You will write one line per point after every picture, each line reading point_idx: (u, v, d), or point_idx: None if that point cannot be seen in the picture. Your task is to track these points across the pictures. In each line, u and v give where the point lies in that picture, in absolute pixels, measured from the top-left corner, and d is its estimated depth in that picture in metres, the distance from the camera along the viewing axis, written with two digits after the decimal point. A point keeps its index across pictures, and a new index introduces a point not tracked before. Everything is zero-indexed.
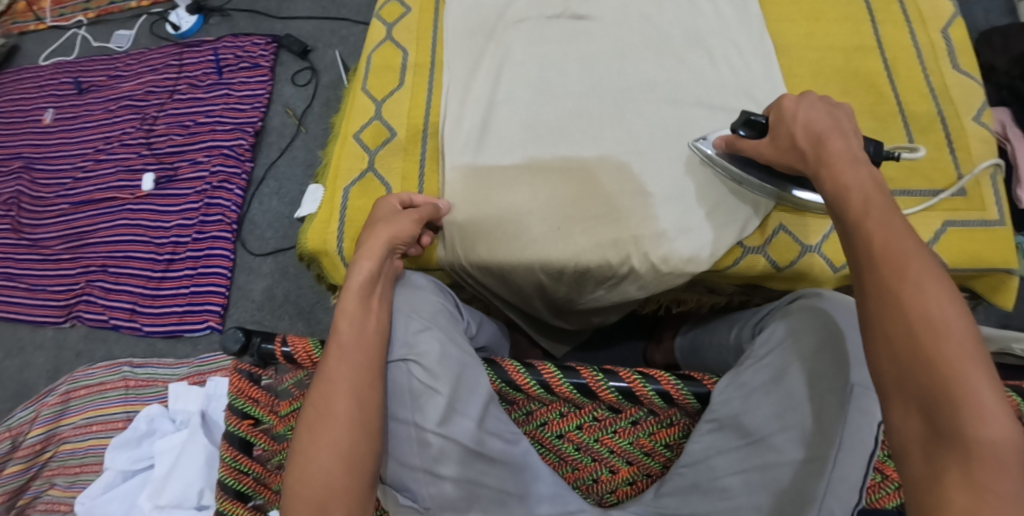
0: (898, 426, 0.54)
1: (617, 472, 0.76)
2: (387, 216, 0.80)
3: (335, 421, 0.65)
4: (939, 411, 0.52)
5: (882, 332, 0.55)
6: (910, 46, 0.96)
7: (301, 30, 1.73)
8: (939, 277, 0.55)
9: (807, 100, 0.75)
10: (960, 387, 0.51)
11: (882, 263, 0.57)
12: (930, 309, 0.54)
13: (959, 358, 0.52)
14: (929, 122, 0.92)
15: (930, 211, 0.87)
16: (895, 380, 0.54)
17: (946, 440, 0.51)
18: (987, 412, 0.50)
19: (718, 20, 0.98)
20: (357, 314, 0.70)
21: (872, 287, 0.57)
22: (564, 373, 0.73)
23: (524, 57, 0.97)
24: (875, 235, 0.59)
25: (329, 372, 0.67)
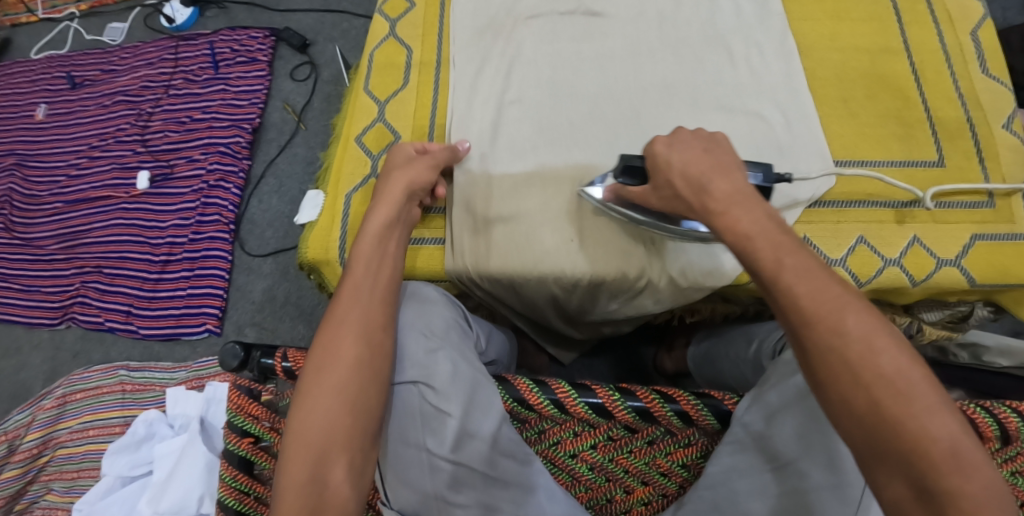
0: (885, 487, 0.53)
1: (631, 492, 0.71)
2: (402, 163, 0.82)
3: (342, 366, 0.64)
4: (922, 470, 0.52)
5: (842, 395, 0.55)
6: (938, 48, 0.93)
7: (300, 23, 1.68)
8: (877, 327, 0.55)
9: (679, 141, 0.70)
10: (934, 442, 0.52)
11: (817, 321, 0.56)
12: (883, 364, 0.54)
13: (924, 411, 0.53)
14: (957, 129, 0.88)
15: (958, 223, 0.84)
16: (867, 443, 0.54)
17: (937, 497, 0.51)
18: (966, 464, 0.51)
19: (738, 18, 0.94)
20: (373, 256, 0.72)
21: (814, 347, 0.56)
22: (578, 391, 0.70)
23: (536, 56, 0.93)
24: (801, 290, 0.57)
25: (341, 313, 0.67)
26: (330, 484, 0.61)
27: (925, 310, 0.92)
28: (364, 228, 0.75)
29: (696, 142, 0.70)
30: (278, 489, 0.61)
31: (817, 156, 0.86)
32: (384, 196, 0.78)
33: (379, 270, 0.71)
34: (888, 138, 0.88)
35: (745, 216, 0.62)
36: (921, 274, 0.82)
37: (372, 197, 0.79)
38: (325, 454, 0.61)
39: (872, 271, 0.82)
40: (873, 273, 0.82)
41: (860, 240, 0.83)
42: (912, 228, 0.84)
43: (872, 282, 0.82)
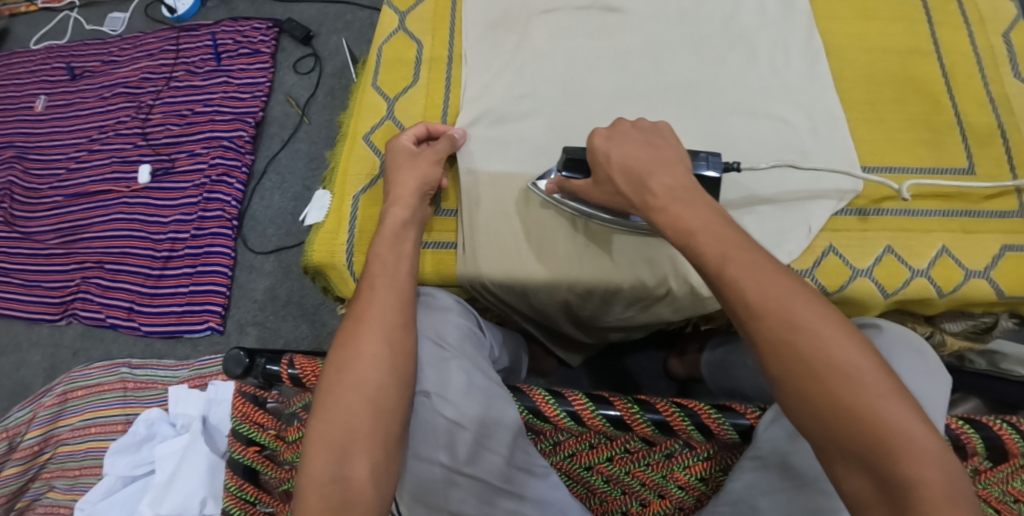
0: (847, 481, 0.53)
1: (648, 505, 0.69)
2: (407, 160, 0.83)
3: (362, 363, 0.65)
4: (881, 461, 0.51)
5: (796, 388, 0.54)
6: (969, 51, 0.90)
7: (304, 15, 1.65)
8: (824, 318, 0.55)
9: (619, 137, 0.73)
10: (891, 431, 0.51)
11: (767, 313, 0.56)
12: (834, 353, 0.54)
13: (879, 399, 0.52)
14: (988, 135, 0.85)
15: (988, 232, 0.81)
16: (826, 436, 0.53)
17: (899, 489, 0.50)
18: (925, 452, 0.51)
19: (760, 16, 0.91)
20: (390, 256, 0.74)
21: (765, 339, 0.56)
22: (595, 403, 0.68)
23: (552, 53, 0.91)
24: (745, 283, 0.57)
25: (362, 311, 0.69)
26: (352, 480, 0.60)
27: (948, 320, 0.88)
28: (381, 229, 0.77)
29: (636, 137, 0.72)
30: (299, 487, 0.60)
31: (842, 162, 0.83)
32: (397, 196, 0.80)
33: (394, 268, 0.73)
34: (917, 143, 0.85)
35: (686, 212, 0.64)
36: (949, 286, 0.80)
37: (385, 199, 0.81)
38: (346, 449, 0.61)
39: (899, 283, 0.80)
40: (899, 285, 0.80)
41: (887, 250, 0.81)
42: (940, 238, 0.81)
43: (898, 294, 0.80)
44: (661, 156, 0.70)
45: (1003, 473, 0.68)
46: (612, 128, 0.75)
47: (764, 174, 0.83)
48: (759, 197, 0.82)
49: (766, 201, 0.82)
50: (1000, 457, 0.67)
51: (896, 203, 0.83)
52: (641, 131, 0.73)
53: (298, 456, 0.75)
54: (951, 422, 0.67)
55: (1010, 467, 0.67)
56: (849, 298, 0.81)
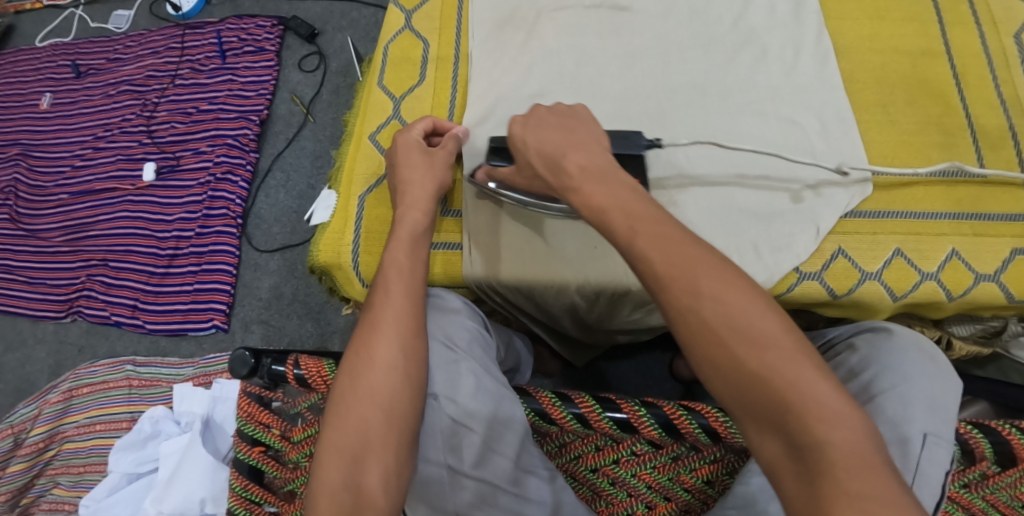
0: (761, 446, 0.53)
1: (653, 508, 0.69)
2: (420, 162, 0.82)
3: (376, 371, 0.65)
4: (790, 425, 0.52)
5: (705, 357, 0.55)
6: (980, 52, 0.89)
7: (309, 12, 1.65)
8: (727, 283, 0.56)
9: (534, 122, 0.75)
10: (793, 392, 0.52)
11: (672, 281, 0.56)
12: (737, 319, 0.54)
13: (782, 361, 0.53)
14: (1000, 137, 0.85)
15: (999, 236, 0.81)
16: (739, 401, 0.54)
17: (806, 452, 0.51)
18: (829, 412, 0.51)
19: (770, 16, 0.91)
20: (405, 260, 0.73)
21: (673, 309, 0.56)
22: (601, 405, 0.68)
23: (560, 51, 0.91)
24: (652, 253, 0.58)
25: (376, 316, 0.68)
26: (364, 487, 0.60)
27: (955, 324, 0.88)
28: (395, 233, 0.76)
29: (552, 121, 0.74)
30: (311, 493, 0.60)
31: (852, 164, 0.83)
32: (410, 199, 0.79)
33: (408, 272, 0.72)
34: (929, 146, 0.84)
35: (636, 199, 0.63)
36: (959, 289, 0.79)
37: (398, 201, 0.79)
38: (359, 457, 0.61)
39: (908, 286, 0.79)
40: (909, 288, 0.79)
41: (897, 253, 0.80)
42: (951, 241, 0.80)
43: (907, 296, 0.80)
44: (576, 138, 0.72)
45: (1013, 477, 0.67)
46: (528, 115, 0.77)
47: (684, 147, 0.83)
48: (691, 175, 0.82)
49: (698, 181, 0.82)
50: (1010, 462, 0.67)
51: (834, 185, 0.82)
52: (553, 115, 0.75)
53: (304, 456, 0.76)
54: (959, 427, 0.68)
55: (1019, 473, 0.67)
56: (858, 301, 0.80)
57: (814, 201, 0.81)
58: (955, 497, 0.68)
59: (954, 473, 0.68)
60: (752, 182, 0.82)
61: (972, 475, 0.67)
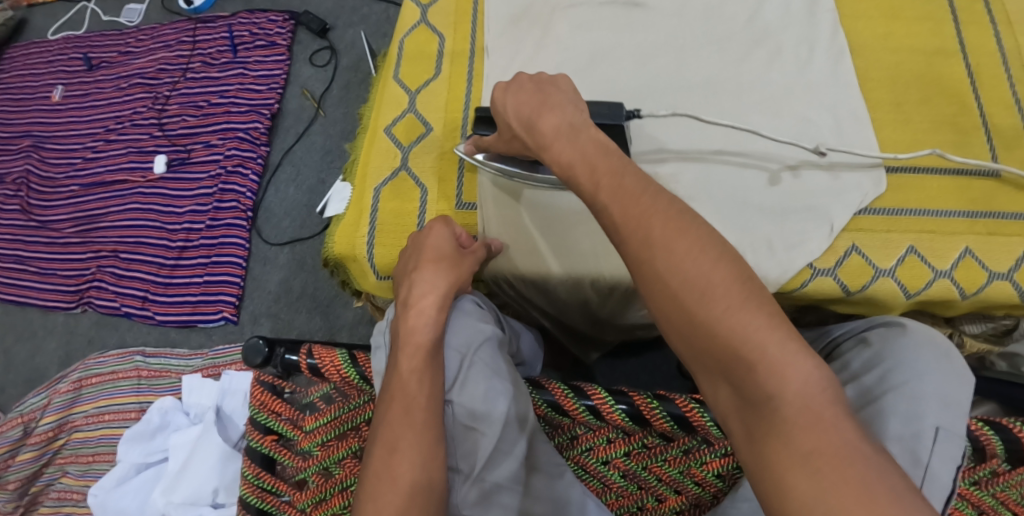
0: (720, 399, 0.56)
1: (663, 500, 0.70)
2: (441, 258, 0.74)
3: (399, 488, 0.62)
4: (740, 378, 0.54)
5: (659, 308, 0.57)
6: (995, 51, 0.89)
7: (320, 8, 1.65)
8: (679, 233, 0.57)
9: (514, 87, 0.73)
10: (744, 345, 0.53)
11: (629, 235, 0.59)
12: (686, 270, 0.56)
13: (727, 310, 0.54)
14: (1014, 136, 0.85)
15: (1012, 235, 0.81)
16: (691, 354, 0.56)
17: (756, 405, 0.53)
18: (779, 363, 0.52)
19: (783, 14, 0.91)
20: (424, 373, 0.66)
21: (632, 262, 0.58)
22: (614, 398, 0.69)
23: (575, 47, 0.91)
24: (612, 208, 0.60)
25: (393, 426, 0.64)
26: None
27: (967, 322, 0.89)
28: (409, 335, 0.68)
29: (530, 86, 0.72)
30: None
31: (865, 164, 0.83)
32: (420, 306, 0.70)
33: (429, 381, 0.66)
34: (943, 145, 0.85)
35: None
36: (972, 287, 0.79)
37: (406, 304, 0.71)
38: None
39: (921, 284, 0.80)
40: (922, 286, 0.80)
41: (910, 251, 0.80)
42: (964, 239, 0.81)
43: (921, 294, 0.80)
44: (555, 99, 0.70)
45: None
46: (512, 80, 0.75)
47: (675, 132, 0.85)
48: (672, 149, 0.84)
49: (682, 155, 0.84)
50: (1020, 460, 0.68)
51: (813, 165, 0.83)
52: (533, 79, 0.73)
53: (315, 445, 0.76)
54: (970, 423, 0.67)
55: None
56: (872, 297, 0.81)
57: (792, 183, 0.82)
58: (965, 494, 0.69)
59: (964, 470, 0.68)
60: (756, 174, 0.83)
61: (982, 472, 0.68)
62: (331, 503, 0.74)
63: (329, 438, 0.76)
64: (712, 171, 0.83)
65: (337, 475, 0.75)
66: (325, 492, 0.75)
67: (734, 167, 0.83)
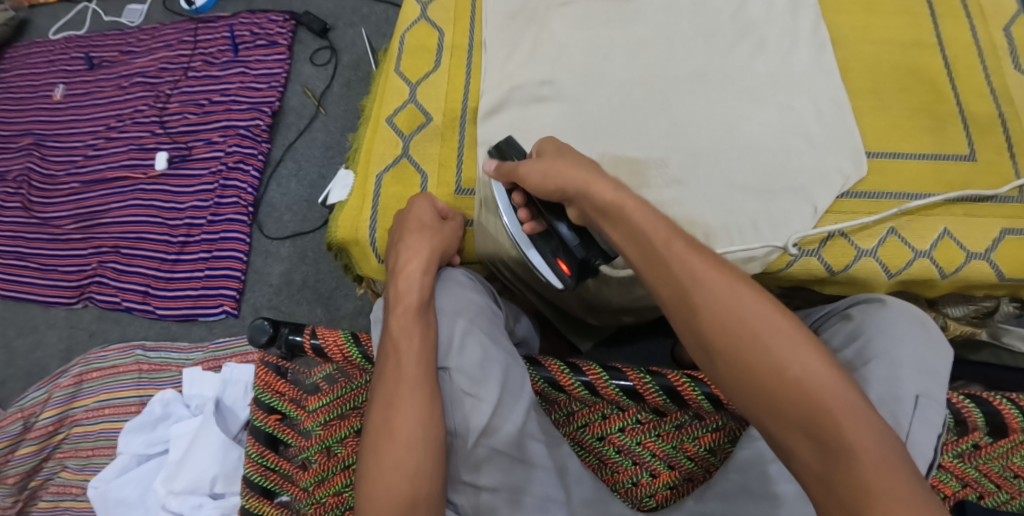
0: (796, 454, 0.56)
1: (657, 475, 0.72)
2: (431, 223, 0.81)
3: (398, 445, 0.65)
4: (825, 432, 0.55)
5: (742, 360, 0.59)
6: (972, 44, 0.93)
7: (321, 8, 1.68)
8: (759, 294, 0.60)
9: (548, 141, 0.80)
10: (829, 397, 0.55)
11: (712, 283, 0.61)
12: (771, 324, 0.59)
13: (810, 364, 0.57)
14: (989, 124, 0.88)
15: (989, 217, 0.84)
16: (773, 406, 0.57)
17: (837, 458, 0.54)
18: (859, 415, 0.55)
19: (771, 8, 0.94)
20: (416, 330, 0.70)
21: (710, 313, 0.60)
22: (609, 374, 0.72)
23: (569, 41, 0.94)
24: (692, 258, 0.63)
25: (388, 381, 0.68)
26: None
27: (950, 305, 0.92)
28: (402, 298, 0.73)
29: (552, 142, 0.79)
30: None
31: (847, 148, 0.86)
32: (408, 269, 0.75)
33: (420, 336, 0.70)
34: (919, 130, 0.88)
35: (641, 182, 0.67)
36: (950, 267, 0.83)
37: (394, 270, 0.76)
38: None
39: (902, 263, 0.83)
40: (902, 265, 0.83)
41: (890, 232, 0.84)
42: (942, 220, 0.84)
43: (901, 273, 0.83)
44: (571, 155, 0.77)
45: (1003, 448, 0.71)
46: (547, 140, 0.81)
47: (667, 122, 0.88)
48: (665, 137, 0.87)
49: (674, 144, 0.86)
50: (999, 432, 0.71)
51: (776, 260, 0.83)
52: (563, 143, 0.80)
53: (319, 424, 0.78)
54: (952, 396, 0.71)
55: (1010, 442, 0.71)
56: (854, 277, 0.84)
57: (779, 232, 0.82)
58: (949, 467, 0.71)
59: (948, 443, 0.71)
60: (744, 160, 0.85)
61: (965, 445, 0.71)
62: (333, 482, 0.77)
63: (332, 417, 0.78)
64: (702, 156, 0.86)
65: (339, 454, 0.77)
66: (328, 470, 0.77)
67: (723, 154, 0.86)
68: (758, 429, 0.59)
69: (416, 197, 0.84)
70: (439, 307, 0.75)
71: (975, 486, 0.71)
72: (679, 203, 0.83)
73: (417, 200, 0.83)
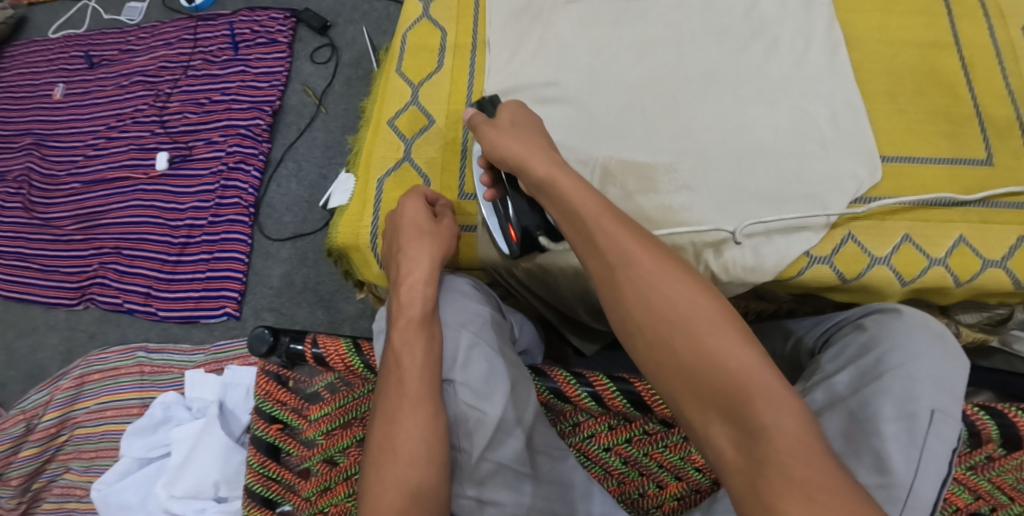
0: (710, 435, 0.55)
1: (664, 486, 0.71)
2: (424, 226, 0.79)
3: (399, 461, 0.64)
4: (740, 412, 0.54)
5: (659, 336, 0.59)
6: (988, 44, 0.91)
7: (321, 5, 1.66)
8: (683, 273, 0.61)
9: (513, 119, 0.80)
10: (746, 376, 0.55)
11: (641, 263, 0.62)
12: (690, 301, 0.59)
13: (729, 343, 0.56)
14: (1007, 127, 0.87)
15: (1006, 224, 0.82)
16: (688, 383, 0.56)
17: (750, 438, 0.53)
18: (778, 398, 0.53)
19: (783, 6, 0.92)
20: (419, 345, 0.68)
21: (631, 289, 0.61)
22: (616, 384, 0.69)
23: (575, 41, 0.92)
24: (619, 237, 0.64)
25: (388, 397, 0.67)
26: None
27: (962, 312, 0.91)
28: (404, 311, 0.71)
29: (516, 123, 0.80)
30: None
31: (862, 152, 0.84)
32: (414, 276, 0.73)
33: (422, 349, 0.68)
34: (936, 135, 0.86)
35: None
36: (966, 275, 0.81)
37: (398, 280, 0.74)
38: None
39: (916, 271, 0.81)
40: (917, 273, 0.81)
41: (905, 239, 0.82)
42: (958, 228, 0.82)
43: (915, 281, 0.81)
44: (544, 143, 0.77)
45: (1017, 460, 0.70)
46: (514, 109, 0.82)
47: (676, 125, 0.86)
48: (676, 142, 0.85)
49: (683, 148, 0.85)
50: (1012, 444, 0.69)
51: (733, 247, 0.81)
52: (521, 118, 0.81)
53: (321, 434, 0.77)
54: (966, 408, 0.69)
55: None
56: (868, 285, 0.82)
57: (789, 235, 0.81)
58: (962, 479, 0.71)
59: (961, 455, 0.70)
60: (754, 163, 0.83)
61: (978, 457, 0.70)
62: (336, 491, 0.76)
63: (334, 427, 0.77)
64: (711, 161, 0.84)
65: (342, 464, 0.76)
66: (329, 481, 0.76)
67: (733, 158, 0.84)
68: (675, 411, 0.58)
69: (409, 191, 0.84)
70: (441, 317, 0.73)
71: (987, 498, 0.71)
72: (690, 209, 0.82)
73: (411, 194, 0.83)
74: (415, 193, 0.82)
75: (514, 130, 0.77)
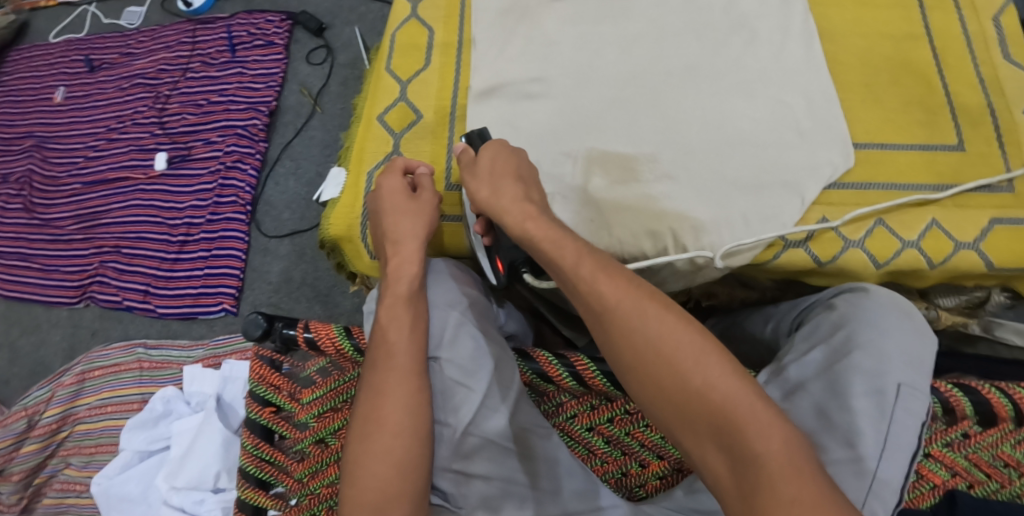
0: (707, 463, 0.57)
1: (647, 465, 0.73)
2: (404, 204, 0.80)
3: (387, 432, 0.66)
4: (733, 440, 0.56)
5: (649, 375, 0.60)
6: (960, 35, 0.93)
7: (317, 7, 1.69)
8: (664, 309, 0.62)
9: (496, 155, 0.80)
10: (735, 407, 0.56)
11: (620, 306, 0.62)
12: (675, 340, 0.60)
13: (717, 376, 0.58)
14: (979, 114, 0.89)
15: (979, 208, 0.85)
16: (681, 417, 0.58)
17: (744, 465, 0.55)
18: (767, 424, 0.56)
19: (761, 2, 0.94)
20: (407, 320, 0.71)
21: (616, 331, 0.62)
22: (596, 364, 0.73)
23: (559, 37, 0.95)
24: (598, 278, 0.64)
25: (378, 373, 0.69)
26: None
27: (941, 296, 0.92)
28: (393, 288, 0.73)
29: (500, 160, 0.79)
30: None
31: (837, 141, 0.87)
32: (400, 255, 0.76)
33: (410, 326, 0.71)
34: (912, 124, 0.89)
35: None
36: (939, 257, 0.83)
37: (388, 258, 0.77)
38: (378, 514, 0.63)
39: (890, 254, 0.83)
40: (890, 256, 0.83)
41: (879, 223, 0.84)
42: (931, 212, 0.85)
43: (889, 264, 0.84)
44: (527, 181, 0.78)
45: (994, 437, 0.72)
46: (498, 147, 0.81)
47: (657, 116, 0.89)
48: (656, 133, 0.88)
49: (663, 140, 0.87)
50: (988, 421, 0.73)
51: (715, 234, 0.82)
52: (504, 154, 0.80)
53: (312, 417, 0.79)
54: (939, 385, 0.72)
55: (1000, 432, 0.72)
56: (844, 268, 0.84)
57: (765, 219, 0.83)
58: (938, 456, 0.72)
59: (936, 431, 0.73)
60: (732, 154, 0.86)
61: (954, 434, 0.72)
62: (327, 473, 0.77)
63: (326, 410, 0.79)
64: (691, 151, 0.86)
65: (333, 446, 0.78)
66: (322, 462, 0.78)
67: (712, 148, 0.86)
68: (671, 440, 0.60)
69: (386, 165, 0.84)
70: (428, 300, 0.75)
71: (965, 475, 0.71)
72: (670, 199, 0.84)
73: (385, 176, 0.82)
74: (390, 171, 0.83)
75: (493, 181, 0.76)
